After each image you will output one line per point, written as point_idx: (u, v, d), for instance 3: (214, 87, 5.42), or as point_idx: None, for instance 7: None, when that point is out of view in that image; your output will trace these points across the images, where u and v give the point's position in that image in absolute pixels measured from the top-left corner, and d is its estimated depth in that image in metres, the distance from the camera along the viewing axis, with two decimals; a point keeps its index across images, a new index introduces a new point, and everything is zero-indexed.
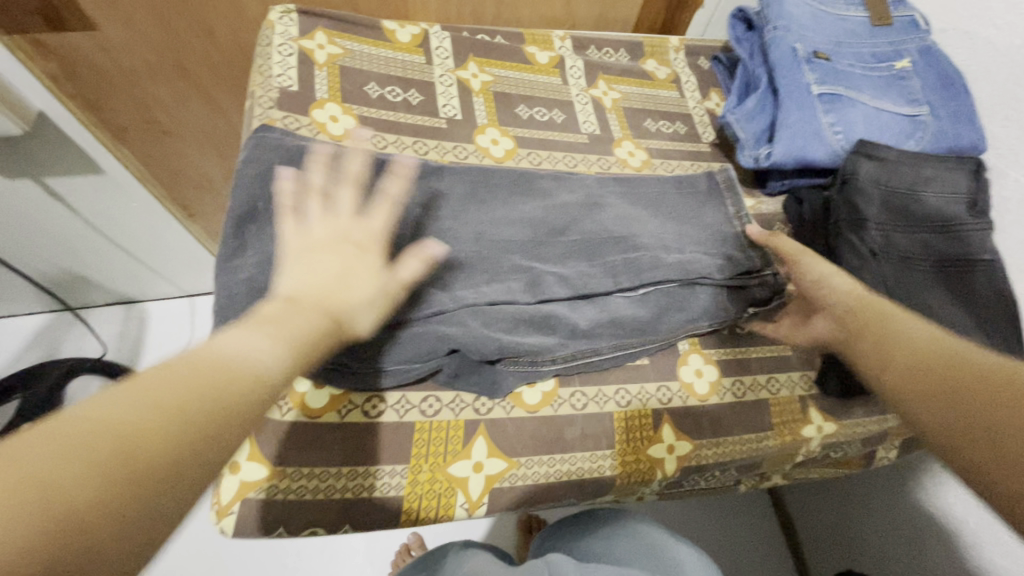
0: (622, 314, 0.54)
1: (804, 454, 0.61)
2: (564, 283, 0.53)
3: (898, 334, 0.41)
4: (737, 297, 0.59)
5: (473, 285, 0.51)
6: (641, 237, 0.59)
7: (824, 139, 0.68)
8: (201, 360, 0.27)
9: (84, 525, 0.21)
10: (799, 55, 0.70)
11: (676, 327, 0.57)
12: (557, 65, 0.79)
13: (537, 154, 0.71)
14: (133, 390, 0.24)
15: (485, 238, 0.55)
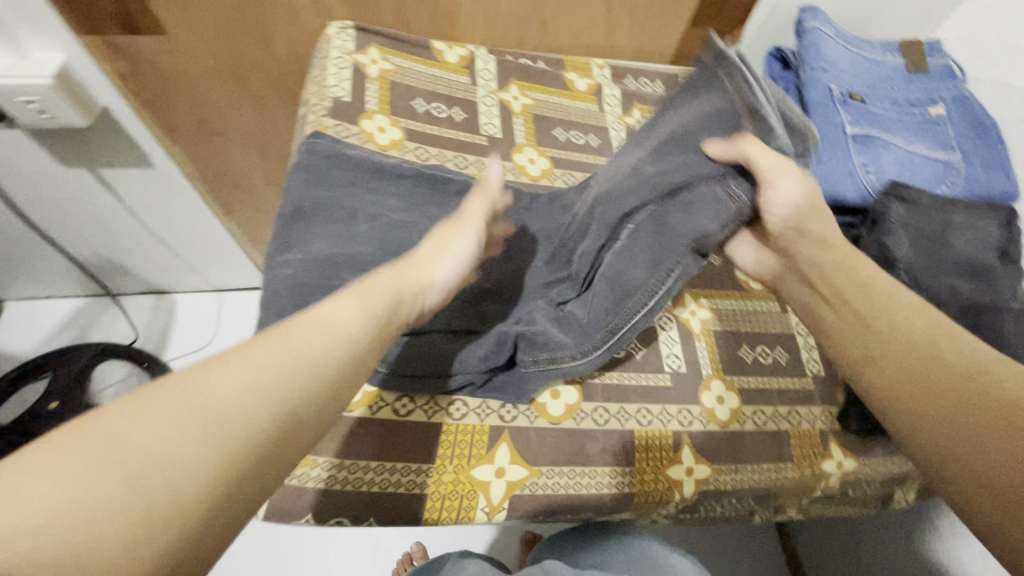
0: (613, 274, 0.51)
1: (823, 489, 0.60)
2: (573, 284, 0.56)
3: (914, 353, 0.39)
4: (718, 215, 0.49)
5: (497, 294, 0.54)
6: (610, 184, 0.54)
7: (856, 178, 0.70)
8: (277, 341, 0.32)
9: (196, 503, 0.25)
10: (834, 96, 0.72)
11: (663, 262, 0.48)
12: (595, 92, 0.82)
13: (571, 175, 0.74)
14: (230, 378, 0.28)
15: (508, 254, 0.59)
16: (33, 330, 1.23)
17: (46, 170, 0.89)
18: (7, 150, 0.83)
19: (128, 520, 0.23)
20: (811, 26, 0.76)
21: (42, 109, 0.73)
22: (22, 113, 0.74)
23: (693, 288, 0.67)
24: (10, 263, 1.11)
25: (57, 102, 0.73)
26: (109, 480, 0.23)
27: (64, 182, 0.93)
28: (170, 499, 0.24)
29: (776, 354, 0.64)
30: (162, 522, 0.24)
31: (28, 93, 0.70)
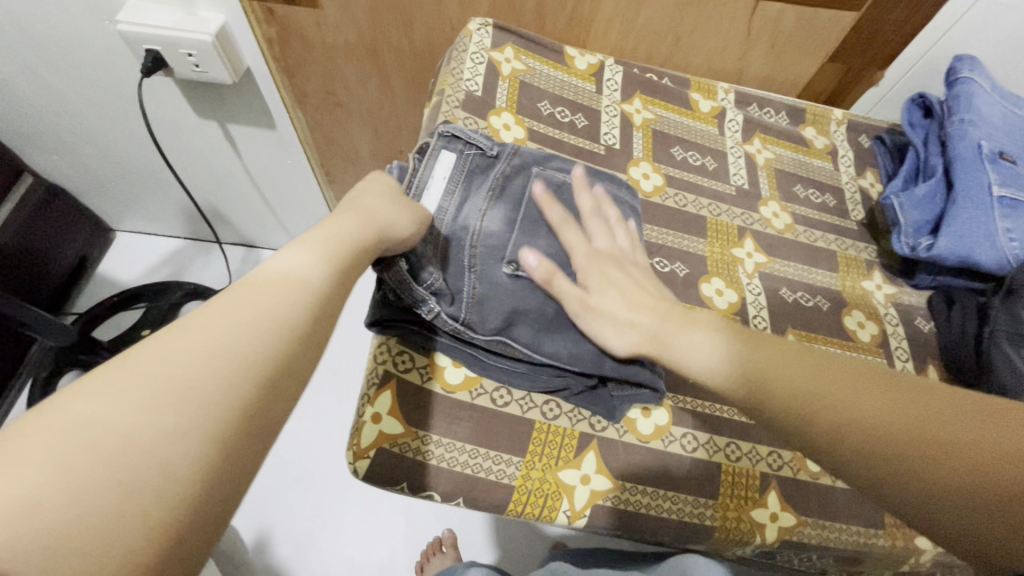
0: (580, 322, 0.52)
1: (911, 565, 0.57)
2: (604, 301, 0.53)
3: (801, 367, 0.40)
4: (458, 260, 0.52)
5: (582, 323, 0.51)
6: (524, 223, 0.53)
7: (997, 243, 0.65)
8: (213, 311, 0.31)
9: (182, 464, 0.26)
10: (983, 153, 0.67)
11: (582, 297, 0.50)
12: (717, 115, 0.80)
13: (682, 197, 0.72)
14: (200, 350, 0.29)
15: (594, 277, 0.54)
16: (138, 262, 1.34)
17: (185, 119, 0.96)
18: (157, 96, 0.91)
19: (114, 491, 0.24)
20: (965, 76, 0.72)
21: (198, 63, 0.79)
22: (180, 65, 0.80)
23: (799, 330, 0.67)
24: (132, 197, 1.22)
25: (212, 59, 0.79)
26: (87, 465, 0.24)
27: (196, 133, 1.00)
28: (164, 474, 0.25)
29: None
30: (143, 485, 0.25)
31: (189, 47, 0.77)
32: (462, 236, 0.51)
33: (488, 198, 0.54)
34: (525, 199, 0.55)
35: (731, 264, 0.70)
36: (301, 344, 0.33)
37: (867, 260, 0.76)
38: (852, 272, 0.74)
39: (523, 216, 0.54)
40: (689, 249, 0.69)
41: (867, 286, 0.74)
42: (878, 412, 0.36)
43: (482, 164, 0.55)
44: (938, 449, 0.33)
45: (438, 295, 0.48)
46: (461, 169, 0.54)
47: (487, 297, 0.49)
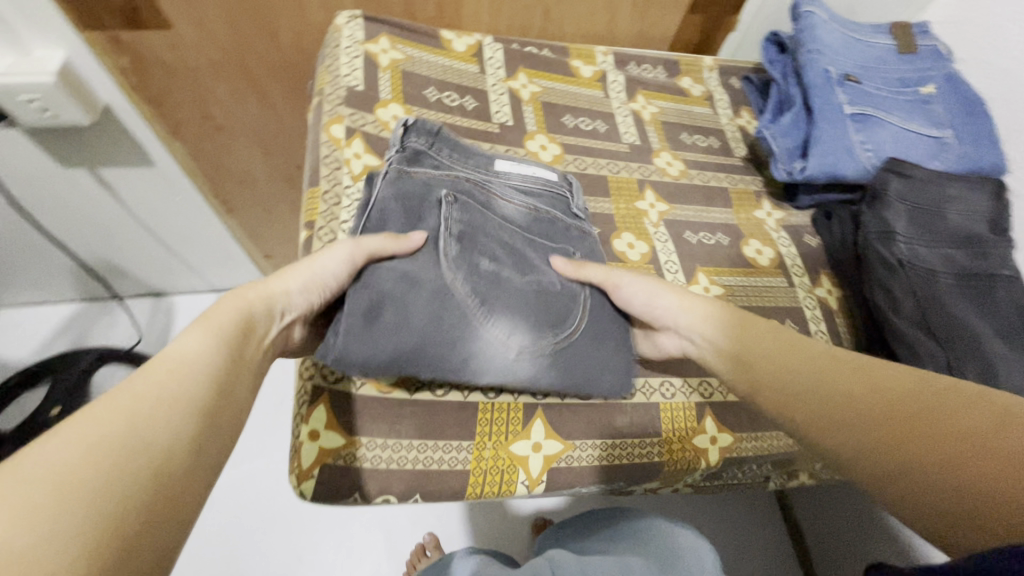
0: (465, 293, 0.49)
1: (835, 454, 0.64)
2: (503, 319, 0.50)
3: (795, 372, 0.45)
4: (452, 181, 0.55)
5: (454, 324, 0.48)
6: (529, 230, 0.57)
7: (855, 155, 0.72)
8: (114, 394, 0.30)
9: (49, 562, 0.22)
10: (832, 77, 0.75)
11: (484, 281, 0.51)
12: (600, 78, 0.84)
13: (582, 160, 0.75)
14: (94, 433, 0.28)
15: (533, 294, 0.52)
16: (28, 337, 1.20)
17: (44, 171, 0.87)
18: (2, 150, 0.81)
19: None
20: (806, 9, 0.79)
21: (43, 107, 0.71)
22: (22, 114, 0.71)
23: (706, 267, 0.72)
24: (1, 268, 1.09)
25: (60, 101, 0.71)
26: None
27: (62, 183, 0.91)
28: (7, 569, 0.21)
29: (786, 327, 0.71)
30: (85, 536, 0.24)
31: (30, 93, 0.68)
32: (473, 176, 0.57)
33: (526, 205, 0.58)
34: (548, 239, 0.58)
35: (637, 216, 0.74)
36: (228, 401, 0.34)
37: (756, 190, 0.82)
38: (745, 204, 0.80)
39: (531, 231, 0.57)
40: (596, 210, 0.72)
41: (759, 214, 0.80)
42: (854, 407, 0.39)
43: (554, 196, 0.61)
44: (893, 450, 0.35)
45: (425, 150, 0.56)
46: (541, 176, 0.61)
47: (413, 178, 0.53)
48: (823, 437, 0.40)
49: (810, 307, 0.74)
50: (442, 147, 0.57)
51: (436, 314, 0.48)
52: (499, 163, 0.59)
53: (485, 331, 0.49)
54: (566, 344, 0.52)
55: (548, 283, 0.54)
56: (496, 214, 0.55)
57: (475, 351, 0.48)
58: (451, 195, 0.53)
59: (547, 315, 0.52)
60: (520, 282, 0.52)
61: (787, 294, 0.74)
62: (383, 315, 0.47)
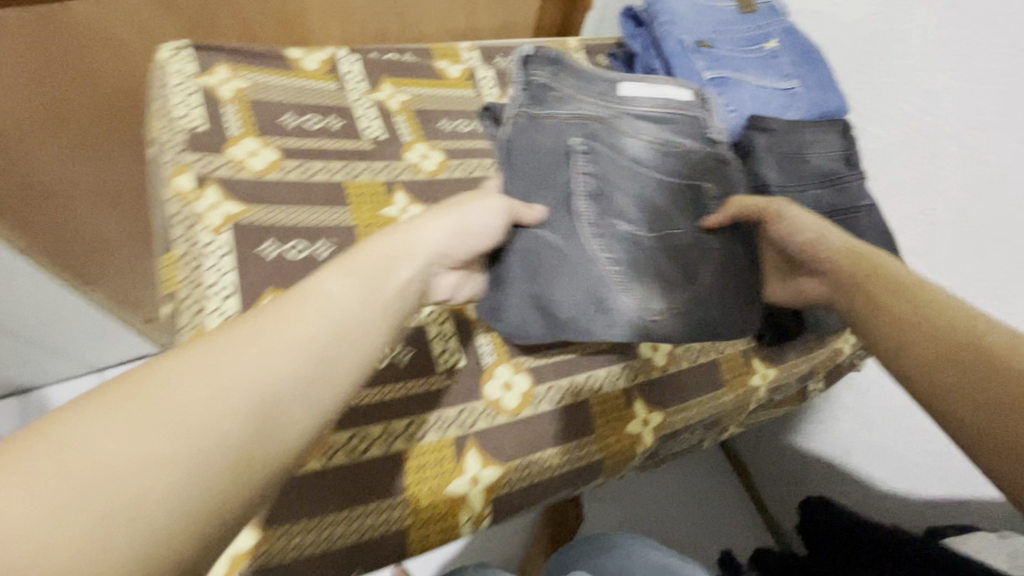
0: (615, 252, 0.55)
1: (755, 402, 0.69)
2: (624, 278, 0.54)
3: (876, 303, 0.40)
4: (576, 128, 0.58)
5: (598, 285, 0.53)
6: (646, 167, 0.59)
7: (721, 119, 0.76)
8: (215, 341, 0.29)
9: (172, 502, 0.24)
10: (687, 46, 0.78)
11: (644, 234, 0.57)
12: (469, 76, 0.81)
13: (466, 165, 0.73)
14: (205, 364, 0.28)
15: (669, 244, 0.58)
16: None
17: None
18: None
19: (105, 476, 0.23)
20: None
21: None
22: None
23: None
24: None
25: None
26: (53, 481, 0.22)
27: None
28: (137, 512, 0.23)
29: None
30: (134, 560, 0.22)
31: None
32: (592, 102, 0.61)
33: (656, 142, 0.60)
34: (662, 175, 0.60)
35: None
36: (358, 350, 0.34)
37: None
38: None
39: (665, 168, 0.60)
40: None
41: None
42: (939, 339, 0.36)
43: (687, 123, 0.62)
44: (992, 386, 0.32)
45: (569, 78, 0.62)
46: (671, 106, 0.62)
47: (546, 127, 0.58)
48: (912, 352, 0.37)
49: None
50: (583, 79, 0.63)
51: (570, 284, 0.53)
52: (626, 86, 0.62)
53: (613, 293, 0.53)
54: (696, 300, 0.57)
55: (682, 225, 0.59)
56: (622, 159, 0.58)
57: (608, 314, 0.53)
58: (582, 144, 0.57)
59: (651, 274, 0.56)
60: (652, 236, 0.57)
61: None
62: (571, 277, 0.53)
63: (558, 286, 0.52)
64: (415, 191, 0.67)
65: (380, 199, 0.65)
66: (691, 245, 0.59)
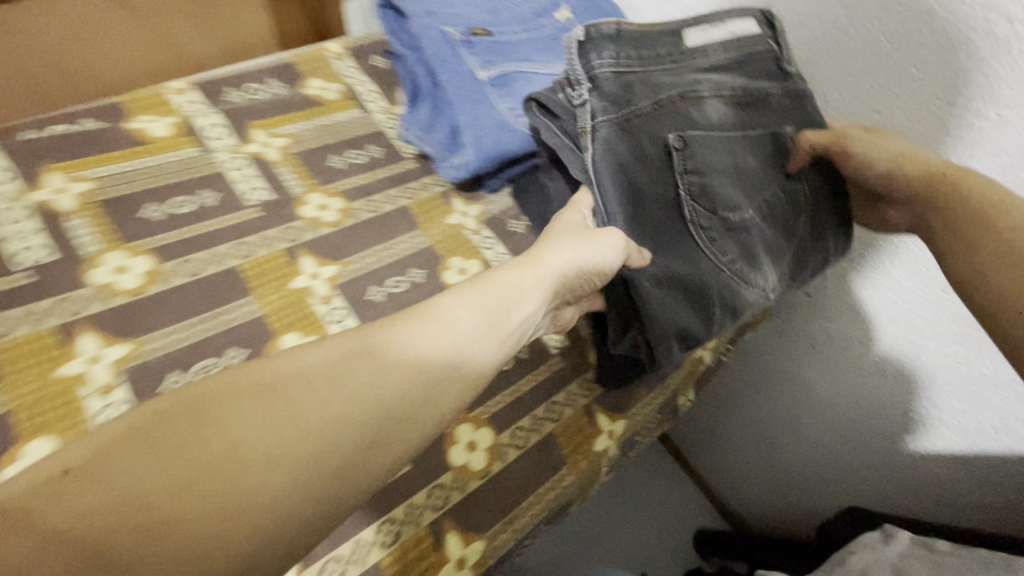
0: (725, 249, 0.53)
1: (608, 463, 0.60)
2: (695, 299, 0.53)
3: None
4: (662, 115, 0.52)
5: (680, 312, 0.52)
6: (741, 123, 0.55)
7: (511, 127, 0.60)
8: (292, 374, 0.33)
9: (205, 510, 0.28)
10: (453, 41, 0.61)
11: (711, 245, 0.52)
12: (186, 129, 0.61)
13: (191, 261, 0.55)
14: (277, 405, 0.31)
15: (747, 232, 0.53)
16: None
17: None
18: None
19: (73, 519, 0.26)
20: None
21: None
22: None
23: None
24: None
25: None
26: (96, 505, 0.26)
27: None
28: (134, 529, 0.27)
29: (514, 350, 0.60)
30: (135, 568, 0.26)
31: None
32: (683, 81, 0.54)
33: (733, 94, 0.55)
34: (765, 123, 0.55)
35: (298, 301, 0.57)
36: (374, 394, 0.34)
37: (441, 192, 0.69)
38: (433, 216, 0.67)
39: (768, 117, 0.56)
40: (232, 323, 0.53)
41: (453, 220, 0.68)
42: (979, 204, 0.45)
43: (758, 67, 0.56)
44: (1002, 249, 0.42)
45: (596, 89, 0.51)
46: (737, 44, 0.57)
47: (616, 132, 0.50)
48: (955, 223, 0.45)
49: None
50: (668, 51, 0.54)
51: (718, 275, 0.53)
52: (690, 36, 0.56)
53: (692, 314, 0.53)
54: (799, 260, 0.58)
55: (744, 213, 0.53)
56: (710, 133, 0.53)
57: (743, 305, 0.54)
58: (678, 138, 0.51)
59: (768, 249, 0.55)
60: (730, 239, 0.53)
61: None
62: (744, 247, 0.53)
63: (671, 311, 0.52)
64: (110, 327, 0.49)
65: (54, 355, 0.47)
66: (751, 230, 0.54)
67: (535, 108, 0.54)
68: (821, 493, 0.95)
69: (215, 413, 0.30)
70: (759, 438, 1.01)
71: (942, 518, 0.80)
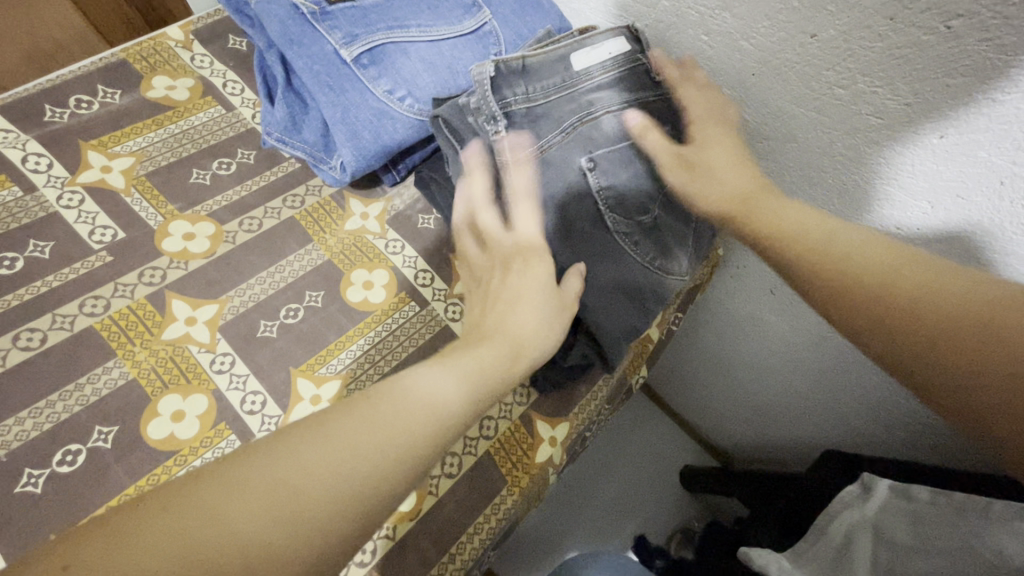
0: (642, 247, 0.50)
1: (556, 469, 0.56)
2: (619, 298, 0.50)
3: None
4: (561, 149, 0.49)
5: (605, 306, 0.49)
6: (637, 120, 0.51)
7: (392, 114, 0.52)
8: (305, 431, 0.31)
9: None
10: (305, 14, 0.51)
11: (631, 242, 0.50)
12: (1, 167, 0.52)
13: (34, 330, 0.47)
14: (286, 453, 0.29)
15: (668, 220, 0.51)
16: None
17: None
18: None
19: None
20: None
21: None
22: None
23: (301, 365, 0.51)
24: None
25: None
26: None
27: None
28: None
29: None
30: None
31: None
32: (575, 111, 0.50)
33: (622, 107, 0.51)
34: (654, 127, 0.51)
35: (173, 357, 0.49)
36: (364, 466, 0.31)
37: (333, 195, 0.60)
38: (328, 226, 0.58)
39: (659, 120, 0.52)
40: (96, 397, 0.46)
41: (352, 226, 0.59)
42: (887, 276, 0.34)
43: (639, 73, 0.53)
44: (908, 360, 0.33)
45: (508, 132, 0.50)
46: (619, 58, 0.52)
47: (519, 170, 0.49)
48: (853, 314, 0.35)
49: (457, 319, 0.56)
50: (548, 86, 0.51)
51: (639, 273, 0.50)
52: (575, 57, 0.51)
53: (616, 309, 0.50)
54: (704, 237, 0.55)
55: (660, 207, 0.50)
56: (609, 149, 0.50)
57: (665, 292, 0.52)
58: (589, 161, 0.49)
59: (677, 233, 0.52)
60: (644, 243, 0.50)
61: (420, 323, 0.55)
62: (654, 246, 0.51)
63: (600, 307, 0.50)
64: None
65: None
66: (664, 221, 0.51)
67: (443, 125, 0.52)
68: (790, 443, 0.92)
69: (250, 457, 0.29)
70: (737, 381, 0.94)
71: (945, 457, 0.67)
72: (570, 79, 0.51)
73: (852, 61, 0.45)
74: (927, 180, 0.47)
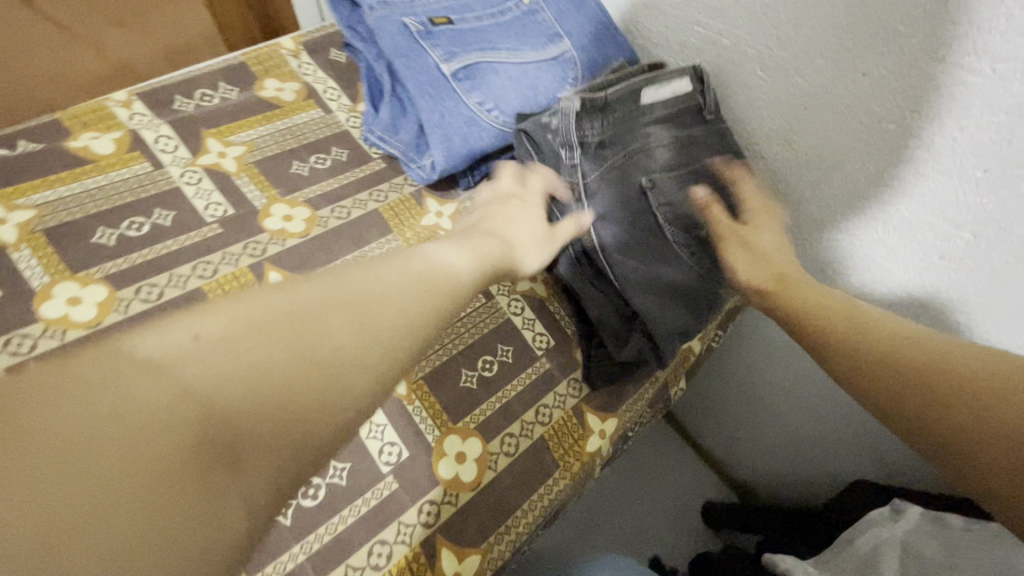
0: (698, 263, 0.55)
1: (601, 461, 0.59)
2: (681, 303, 0.55)
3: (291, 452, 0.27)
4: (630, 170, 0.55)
5: (666, 311, 0.55)
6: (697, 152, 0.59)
7: (479, 123, 0.58)
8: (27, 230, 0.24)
9: None
10: (413, 32, 0.58)
11: (688, 260, 0.55)
12: (131, 144, 0.58)
13: (150, 286, 0.51)
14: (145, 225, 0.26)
15: None
16: None
17: None
18: None
19: None
20: None
21: None
22: None
23: None
24: None
25: None
26: None
27: None
28: None
29: (501, 356, 0.58)
30: None
31: None
32: (636, 139, 0.56)
33: (678, 139, 0.57)
34: (704, 161, 0.58)
35: None
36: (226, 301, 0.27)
37: (413, 192, 0.65)
38: (406, 220, 0.63)
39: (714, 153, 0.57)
40: None
41: (427, 223, 0.64)
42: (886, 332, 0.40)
43: (692, 114, 0.59)
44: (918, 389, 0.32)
45: (584, 153, 0.56)
46: (679, 98, 0.57)
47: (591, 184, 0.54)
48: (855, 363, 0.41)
49: (518, 312, 0.61)
50: (623, 114, 0.56)
51: (696, 280, 0.55)
52: (643, 94, 0.56)
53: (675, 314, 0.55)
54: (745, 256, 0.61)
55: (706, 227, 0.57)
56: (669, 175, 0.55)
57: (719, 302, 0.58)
58: (650, 181, 0.53)
59: None
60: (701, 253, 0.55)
61: (487, 313, 0.60)
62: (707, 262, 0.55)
63: (666, 311, 0.55)
64: None
65: None
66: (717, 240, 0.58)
67: (525, 138, 0.59)
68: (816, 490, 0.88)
69: None
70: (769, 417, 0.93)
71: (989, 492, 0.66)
72: (639, 110, 0.56)
73: (902, 98, 0.50)
74: (976, 212, 0.50)
